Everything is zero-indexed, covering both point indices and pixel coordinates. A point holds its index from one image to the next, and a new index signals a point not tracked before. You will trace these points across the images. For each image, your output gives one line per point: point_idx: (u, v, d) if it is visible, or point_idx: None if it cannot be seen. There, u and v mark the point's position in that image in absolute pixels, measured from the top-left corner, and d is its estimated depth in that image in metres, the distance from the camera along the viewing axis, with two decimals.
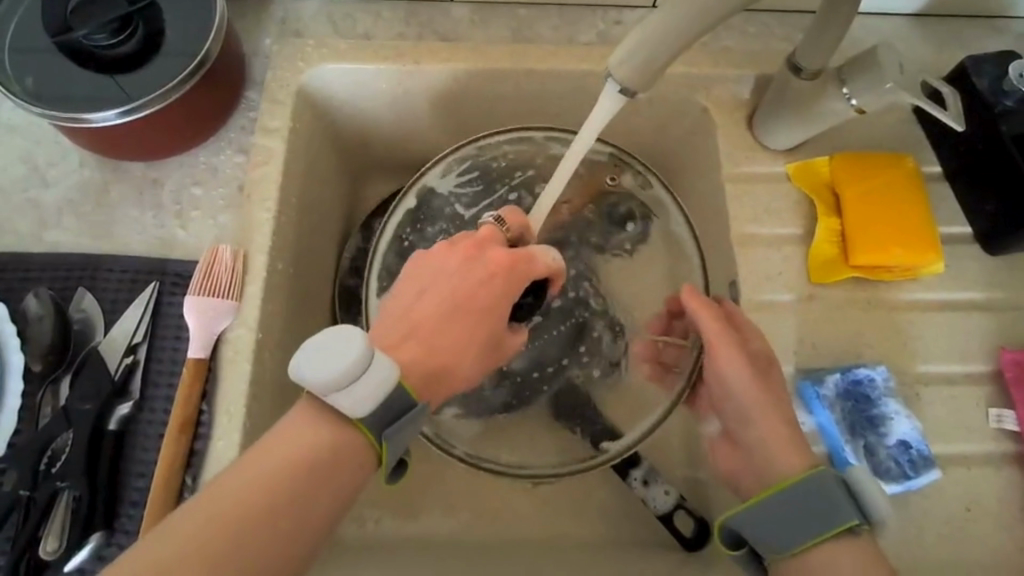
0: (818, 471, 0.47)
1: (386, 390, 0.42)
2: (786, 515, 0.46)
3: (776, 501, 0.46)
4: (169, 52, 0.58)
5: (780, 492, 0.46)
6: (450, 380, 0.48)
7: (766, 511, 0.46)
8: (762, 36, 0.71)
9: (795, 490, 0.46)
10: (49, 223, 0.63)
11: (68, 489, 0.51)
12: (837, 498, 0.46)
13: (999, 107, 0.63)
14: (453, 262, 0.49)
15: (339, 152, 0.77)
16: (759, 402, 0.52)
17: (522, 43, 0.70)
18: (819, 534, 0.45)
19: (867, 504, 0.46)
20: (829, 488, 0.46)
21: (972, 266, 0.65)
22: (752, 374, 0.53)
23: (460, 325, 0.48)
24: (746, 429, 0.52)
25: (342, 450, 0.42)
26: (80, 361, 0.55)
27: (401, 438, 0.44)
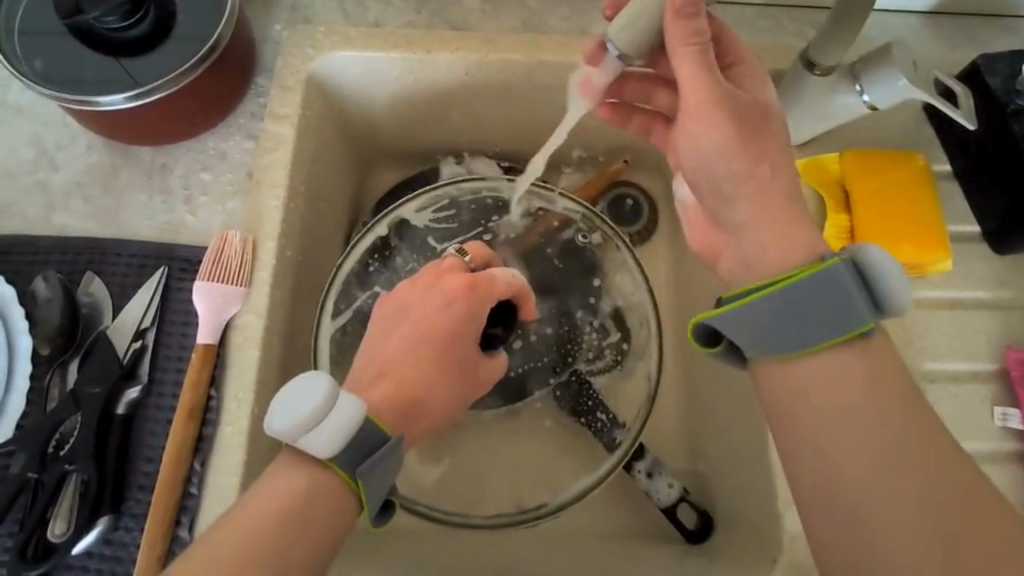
0: (830, 266, 0.44)
1: (353, 428, 0.45)
2: (792, 309, 0.44)
3: (785, 294, 0.44)
4: (182, 37, 0.58)
5: (794, 284, 0.44)
6: (424, 410, 0.51)
7: (768, 307, 0.44)
8: (775, 31, 0.71)
9: (811, 283, 0.44)
10: (57, 206, 0.62)
11: (77, 473, 0.51)
12: (852, 291, 0.43)
13: (1011, 106, 0.62)
14: (416, 298, 0.53)
15: (348, 140, 0.76)
16: (735, 151, 0.48)
17: (533, 33, 0.69)
18: (823, 331, 0.43)
19: (871, 293, 0.44)
20: (836, 284, 0.43)
21: (980, 265, 0.66)
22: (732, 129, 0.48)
23: (427, 355, 0.51)
24: (729, 195, 0.49)
25: (328, 488, 0.45)
26: (89, 344, 0.55)
27: (375, 477, 0.46)
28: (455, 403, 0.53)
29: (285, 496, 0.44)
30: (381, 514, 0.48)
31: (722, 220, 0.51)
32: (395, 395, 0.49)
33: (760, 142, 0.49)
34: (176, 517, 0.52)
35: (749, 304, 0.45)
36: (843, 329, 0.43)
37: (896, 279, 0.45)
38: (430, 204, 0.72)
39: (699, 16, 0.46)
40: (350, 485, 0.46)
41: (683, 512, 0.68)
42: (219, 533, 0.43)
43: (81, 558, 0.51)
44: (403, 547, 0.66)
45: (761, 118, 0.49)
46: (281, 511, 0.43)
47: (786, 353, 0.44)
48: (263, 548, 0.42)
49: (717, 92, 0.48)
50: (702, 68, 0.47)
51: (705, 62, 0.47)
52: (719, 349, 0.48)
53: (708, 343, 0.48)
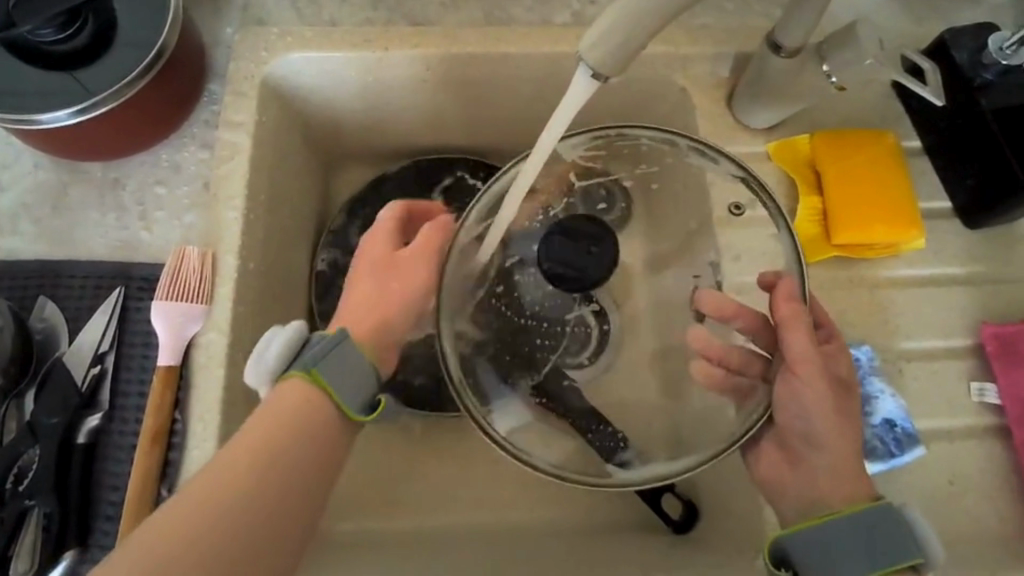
0: (882, 506, 0.47)
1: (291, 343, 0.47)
2: (842, 540, 0.47)
3: (852, 520, 0.47)
4: (123, 45, 0.55)
5: (849, 517, 0.47)
6: (388, 317, 0.56)
7: (838, 530, 0.47)
8: (740, 12, 0.70)
9: (860, 519, 0.47)
10: (4, 229, 0.60)
11: (38, 507, 0.49)
12: (905, 528, 0.47)
13: (977, 80, 0.62)
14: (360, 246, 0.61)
15: (311, 143, 0.74)
16: (824, 424, 0.52)
17: (495, 25, 0.68)
18: (887, 558, 0.46)
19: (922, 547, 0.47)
20: (887, 524, 0.47)
21: (952, 239, 0.65)
22: (832, 406, 0.52)
23: (384, 267, 0.58)
24: (811, 450, 0.53)
25: (310, 402, 0.46)
26: (45, 372, 0.53)
27: (331, 368, 0.47)
28: (393, 310, 0.56)
29: (263, 438, 0.44)
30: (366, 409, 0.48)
31: (796, 452, 0.54)
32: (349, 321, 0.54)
33: (848, 417, 0.53)
34: None
35: (818, 526, 0.47)
36: (907, 555, 0.46)
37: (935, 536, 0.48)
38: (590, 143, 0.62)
39: (797, 302, 0.54)
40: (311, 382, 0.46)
41: (669, 503, 0.67)
42: (199, 479, 0.43)
43: None
44: (386, 552, 0.65)
45: (847, 394, 0.54)
46: (279, 433, 0.44)
47: None
48: (247, 490, 0.43)
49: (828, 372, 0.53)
50: (807, 340, 0.53)
51: (805, 331, 0.53)
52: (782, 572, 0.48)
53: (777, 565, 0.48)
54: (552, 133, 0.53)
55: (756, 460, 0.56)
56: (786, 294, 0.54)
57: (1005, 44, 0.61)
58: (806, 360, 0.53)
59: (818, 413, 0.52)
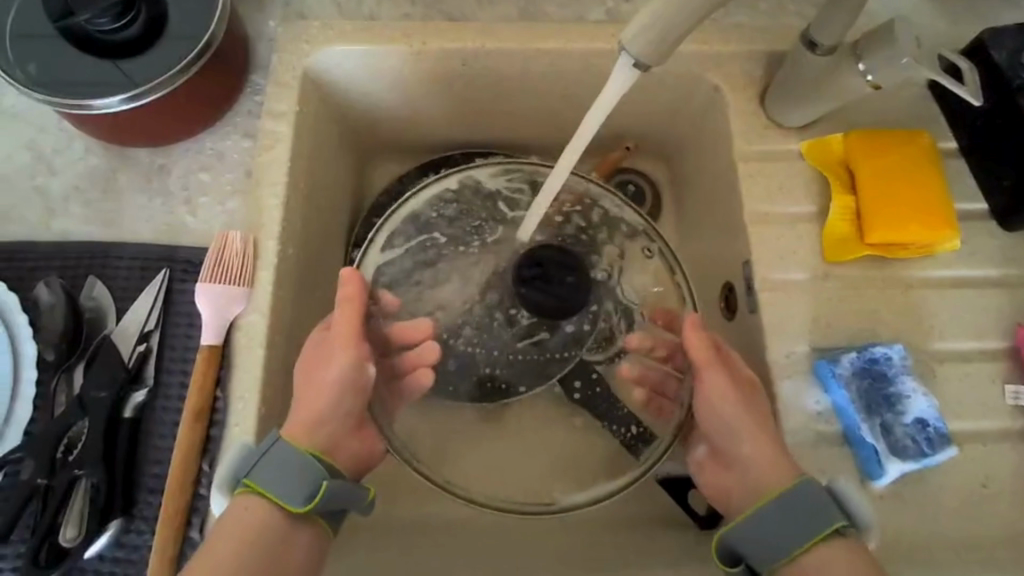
0: (806, 481, 0.50)
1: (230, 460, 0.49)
2: (778, 524, 0.48)
3: (780, 503, 0.49)
4: (173, 37, 0.57)
5: (778, 497, 0.49)
6: (319, 411, 0.52)
7: (767, 519, 0.49)
8: (776, 10, 0.70)
9: (790, 497, 0.49)
10: (56, 212, 0.62)
11: (86, 477, 0.51)
12: (826, 500, 0.49)
13: (1016, 81, 0.61)
14: (311, 344, 0.55)
15: (347, 136, 0.76)
16: (744, 431, 0.55)
17: (531, 21, 0.69)
18: (813, 531, 0.48)
19: (852, 509, 0.49)
20: (816, 498, 0.49)
21: (989, 241, 0.65)
22: (742, 406, 0.55)
23: (309, 358, 0.54)
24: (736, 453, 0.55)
25: (264, 512, 0.46)
26: (94, 350, 0.55)
27: (264, 474, 0.47)
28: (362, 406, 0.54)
29: (225, 553, 0.45)
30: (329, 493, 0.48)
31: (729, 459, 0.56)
32: (314, 424, 0.51)
33: (761, 412, 0.55)
34: (187, 518, 0.52)
35: (752, 514, 0.49)
36: (829, 522, 0.48)
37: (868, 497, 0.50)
38: (501, 173, 0.71)
39: (706, 331, 0.57)
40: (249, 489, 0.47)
41: (695, 498, 0.67)
42: None
43: (94, 562, 0.51)
44: (413, 536, 0.66)
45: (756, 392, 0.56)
46: (241, 544, 0.45)
47: (789, 557, 0.47)
48: None
49: (736, 376, 0.56)
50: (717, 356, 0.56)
51: (716, 352, 0.56)
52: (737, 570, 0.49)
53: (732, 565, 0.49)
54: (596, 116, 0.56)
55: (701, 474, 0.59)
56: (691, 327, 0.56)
57: None
58: (712, 371, 0.55)
59: (735, 417, 0.55)
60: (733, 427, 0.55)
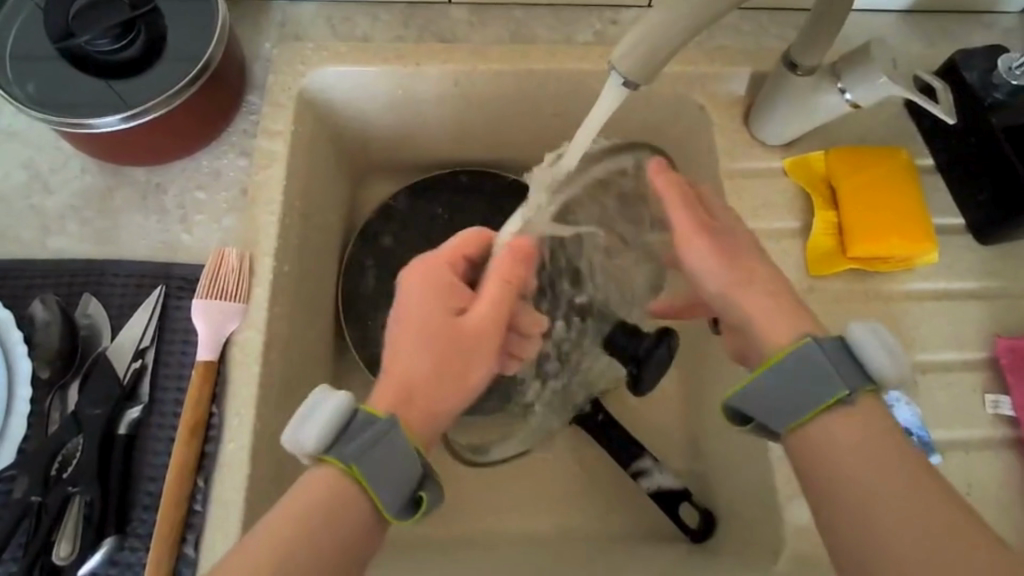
0: (807, 342, 0.45)
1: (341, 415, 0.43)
2: (784, 386, 0.45)
3: (786, 364, 0.45)
4: (172, 58, 0.58)
5: (779, 361, 0.45)
6: (437, 404, 0.47)
7: (766, 385, 0.45)
8: (757, 34, 0.73)
9: (791, 359, 0.45)
10: (52, 230, 0.62)
11: (80, 494, 0.51)
12: (830, 363, 0.44)
13: (989, 100, 0.64)
14: (423, 307, 0.49)
15: (341, 154, 0.77)
16: (730, 289, 0.51)
17: (521, 43, 0.70)
18: (817, 397, 0.44)
19: (865, 364, 0.45)
20: (822, 359, 0.45)
21: (965, 255, 0.67)
22: (721, 261, 0.51)
23: (412, 332, 0.48)
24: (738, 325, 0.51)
25: (346, 497, 0.41)
26: (89, 367, 0.55)
27: (372, 460, 0.42)
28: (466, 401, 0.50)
29: (293, 533, 0.40)
30: (406, 512, 0.43)
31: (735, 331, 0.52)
32: (429, 416, 0.46)
33: (744, 264, 0.51)
34: (182, 535, 0.52)
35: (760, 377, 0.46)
36: (833, 391, 0.44)
37: (885, 349, 0.46)
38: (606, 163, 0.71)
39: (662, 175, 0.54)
40: (347, 472, 0.41)
41: (685, 511, 0.69)
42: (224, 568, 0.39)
43: None
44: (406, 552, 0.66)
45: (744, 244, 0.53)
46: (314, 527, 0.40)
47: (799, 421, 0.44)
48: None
49: (696, 219, 0.53)
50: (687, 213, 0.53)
51: (687, 206, 0.53)
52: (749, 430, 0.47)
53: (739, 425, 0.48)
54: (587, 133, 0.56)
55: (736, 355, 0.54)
56: (654, 171, 0.55)
57: (1014, 64, 0.63)
58: (687, 226, 0.53)
59: (717, 277, 0.51)
60: (720, 290, 0.51)
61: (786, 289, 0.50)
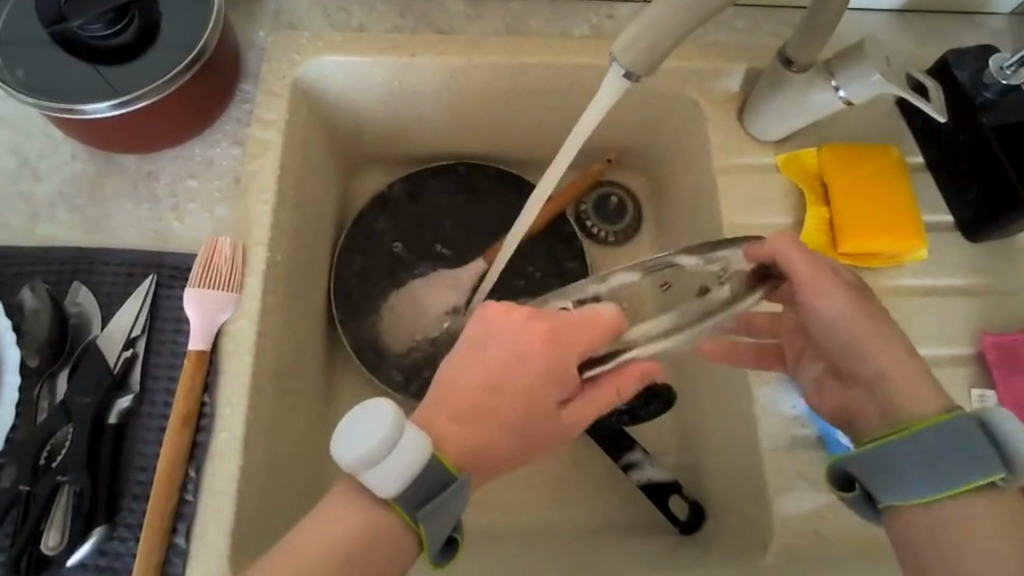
0: (958, 419, 0.44)
1: (417, 465, 0.42)
2: (918, 461, 0.45)
3: (924, 439, 0.45)
4: (165, 44, 0.58)
5: (919, 436, 0.45)
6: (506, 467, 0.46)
7: (899, 457, 0.45)
8: (752, 30, 0.73)
9: (932, 435, 0.45)
10: (41, 217, 0.62)
11: (69, 484, 0.51)
12: (979, 445, 0.44)
13: (979, 100, 0.65)
14: (528, 378, 0.44)
15: (335, 145, 0.76)
16: (856, 342, 0.49)
17: (517, 35, 0.70)
18: (952, 480, 0.43)
19: (1004, 447, 0.43)
20: (966, 439, 0.44)
21: (954, 252, 0.68)
22: (844, 318, 0.49)
23: (482, 400, 0.44)
24: (857, 372, 0.50)
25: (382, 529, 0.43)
26: (78, 355, 0.55)
27: (434, 515, 0.43)
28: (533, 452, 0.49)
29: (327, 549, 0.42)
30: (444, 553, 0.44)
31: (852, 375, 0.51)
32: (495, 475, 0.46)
33: (877, 327, 0.50)
34: (173, 524, 0.51)
35: (888, 447, 0.46)
36: (981, 476, 0.43)
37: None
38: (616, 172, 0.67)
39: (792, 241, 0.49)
40: (405, 518, 0.43)
41: (675, 503, 0.69)
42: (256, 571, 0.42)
43: (75, 570, 0.51)
44: None
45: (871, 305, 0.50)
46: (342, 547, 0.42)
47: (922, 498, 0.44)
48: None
49: (817, 267, 0.49)
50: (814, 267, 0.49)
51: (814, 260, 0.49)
52: (856, 496, 0.48)
53: (844, 488, 0.49)
54: (578, 138, 0.57)
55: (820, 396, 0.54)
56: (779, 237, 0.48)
57: (1006, 63, 0.63)
58: (815, 279, 0.49)
59: (838, 330, 0.50)
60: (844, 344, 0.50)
61: (909, 351, 0.49)
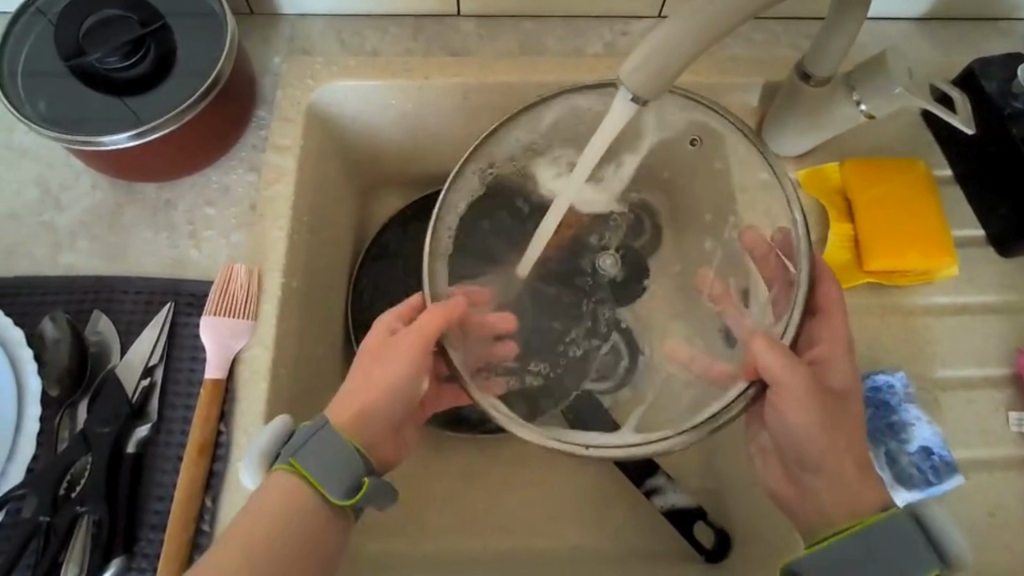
0: (895, 513, 0.46)
1: (281, 430, 0.49)
2: (863, 556, 0.45)
3: (865, 534, 0.46)
4: (181, 74, 0.58)
5: (867, 529, 0.46)
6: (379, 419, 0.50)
7: (846, 550, 0.46)
8: (769, 44, 0.72)
9: (879, 529, 0.46)
10: (63, 246, 0.63)
11: (88, 514, 0.51)
12: (918, 541, 0.45)
13: (1008, 110, 0.63)
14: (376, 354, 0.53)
15: (349, 167, 0.76)
16: (826, 451, 0.51)
17: (529, 55, 0.70)
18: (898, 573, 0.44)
19: (939, 544, 0.45)
20: (904, 532, 0.45)
21: (986, 268, 0.65)
22: (820, 427, 0.51)
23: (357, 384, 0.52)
24: (810, 479, 0.53)
25: (297, 498, 0.45)
26: (98, 384, 0.55)
27: (307, 453, 0.46)
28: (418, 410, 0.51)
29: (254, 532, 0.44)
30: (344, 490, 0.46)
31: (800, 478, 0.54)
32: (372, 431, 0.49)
33: (842, 424, 0.52)
34: (189, 555, 0.51)
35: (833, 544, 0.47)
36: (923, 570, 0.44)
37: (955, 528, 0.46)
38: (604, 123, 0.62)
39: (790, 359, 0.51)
40: (290, 471, 0.46)
41: (700, 529, 0.67)
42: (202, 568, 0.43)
43: None
44: None
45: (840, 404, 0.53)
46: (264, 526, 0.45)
47: None
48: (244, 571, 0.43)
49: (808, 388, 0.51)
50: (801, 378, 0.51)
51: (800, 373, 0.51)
52: None
53: None
54: (595, 148, 0.56)
55: (765, 469, 0.58)
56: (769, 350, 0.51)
57: None
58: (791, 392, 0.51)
59: (811, 437, 0.51)
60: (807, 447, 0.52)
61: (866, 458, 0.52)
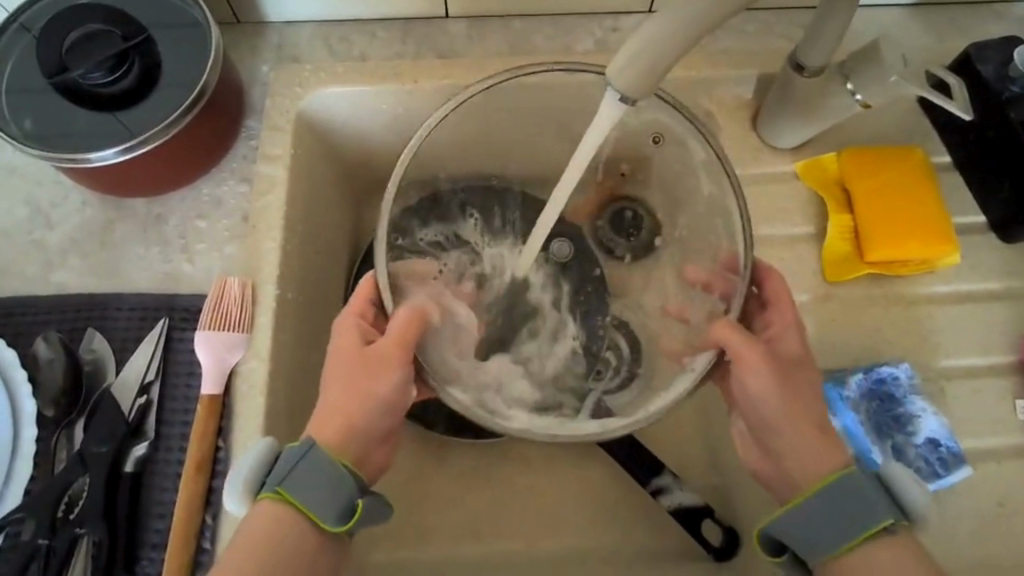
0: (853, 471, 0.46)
1: (266, 455, 0.47)
2: (825, 517, 0.45)
3: (826, 493, 0.46)
4: (166, 87, 0.58)
5: (826, 487, 0.46)
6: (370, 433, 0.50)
7: (807, 510, 0.46)
8: (761, 35, 0.71)
9: (838, 487, 0.46)
10: (55, 264, 0.62)
11: (88, 535, 0.51)
12: (875, 494, 0.45)
13: (1006, 94, 0.62)
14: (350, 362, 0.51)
15: (341, 173, 0.76)
16: (782, 414, 0.50)
17: (519, 55, 0.69)
18: (855, 526, 0.45)
19: (899, 497, 0.45)
20: (864, 489, 0.45)
21: (989, 254, 0.65)
22: (777, 388, 0.50)
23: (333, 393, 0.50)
24: (775, 444, 0.51)
25: (287, 522, 0.45)
26: (94, 404, 0.55)
27: (299, 483, 0.45)
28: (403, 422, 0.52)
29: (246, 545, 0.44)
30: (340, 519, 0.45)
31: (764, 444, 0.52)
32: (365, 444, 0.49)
33: (798, 388, 0.51)
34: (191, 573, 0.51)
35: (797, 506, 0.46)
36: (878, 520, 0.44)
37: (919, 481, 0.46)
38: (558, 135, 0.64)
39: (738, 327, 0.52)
40: (282, 499, 0.45)
41: (707, 528, 0.66)
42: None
43: None
44: None
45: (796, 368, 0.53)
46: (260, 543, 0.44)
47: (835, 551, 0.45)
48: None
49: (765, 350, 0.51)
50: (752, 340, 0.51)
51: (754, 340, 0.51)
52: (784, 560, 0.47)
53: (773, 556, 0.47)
54: (586, 150, 0.55)
55: (745, 455, 0.54)
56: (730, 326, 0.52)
57: None
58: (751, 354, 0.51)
59: (775, 405, 0.50)
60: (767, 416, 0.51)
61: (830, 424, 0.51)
